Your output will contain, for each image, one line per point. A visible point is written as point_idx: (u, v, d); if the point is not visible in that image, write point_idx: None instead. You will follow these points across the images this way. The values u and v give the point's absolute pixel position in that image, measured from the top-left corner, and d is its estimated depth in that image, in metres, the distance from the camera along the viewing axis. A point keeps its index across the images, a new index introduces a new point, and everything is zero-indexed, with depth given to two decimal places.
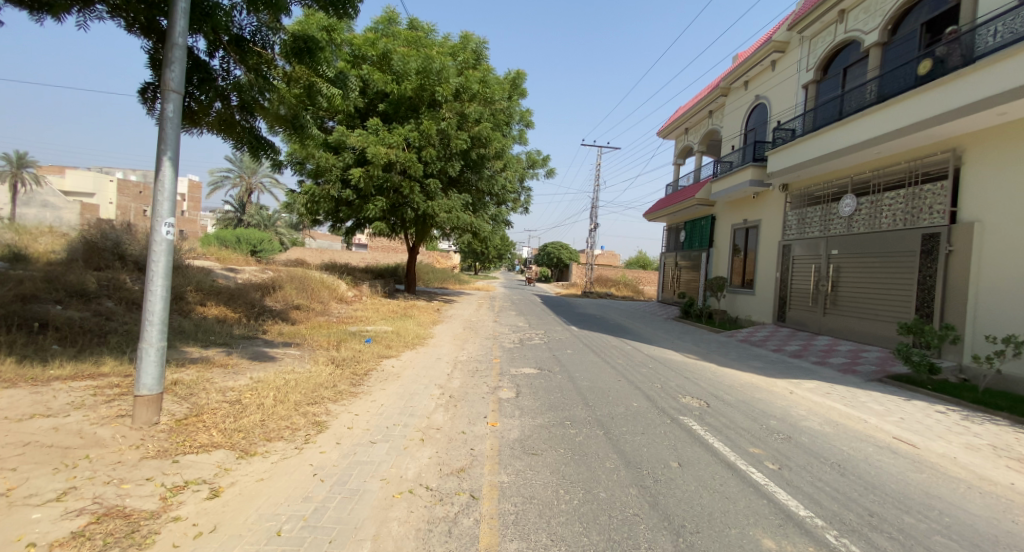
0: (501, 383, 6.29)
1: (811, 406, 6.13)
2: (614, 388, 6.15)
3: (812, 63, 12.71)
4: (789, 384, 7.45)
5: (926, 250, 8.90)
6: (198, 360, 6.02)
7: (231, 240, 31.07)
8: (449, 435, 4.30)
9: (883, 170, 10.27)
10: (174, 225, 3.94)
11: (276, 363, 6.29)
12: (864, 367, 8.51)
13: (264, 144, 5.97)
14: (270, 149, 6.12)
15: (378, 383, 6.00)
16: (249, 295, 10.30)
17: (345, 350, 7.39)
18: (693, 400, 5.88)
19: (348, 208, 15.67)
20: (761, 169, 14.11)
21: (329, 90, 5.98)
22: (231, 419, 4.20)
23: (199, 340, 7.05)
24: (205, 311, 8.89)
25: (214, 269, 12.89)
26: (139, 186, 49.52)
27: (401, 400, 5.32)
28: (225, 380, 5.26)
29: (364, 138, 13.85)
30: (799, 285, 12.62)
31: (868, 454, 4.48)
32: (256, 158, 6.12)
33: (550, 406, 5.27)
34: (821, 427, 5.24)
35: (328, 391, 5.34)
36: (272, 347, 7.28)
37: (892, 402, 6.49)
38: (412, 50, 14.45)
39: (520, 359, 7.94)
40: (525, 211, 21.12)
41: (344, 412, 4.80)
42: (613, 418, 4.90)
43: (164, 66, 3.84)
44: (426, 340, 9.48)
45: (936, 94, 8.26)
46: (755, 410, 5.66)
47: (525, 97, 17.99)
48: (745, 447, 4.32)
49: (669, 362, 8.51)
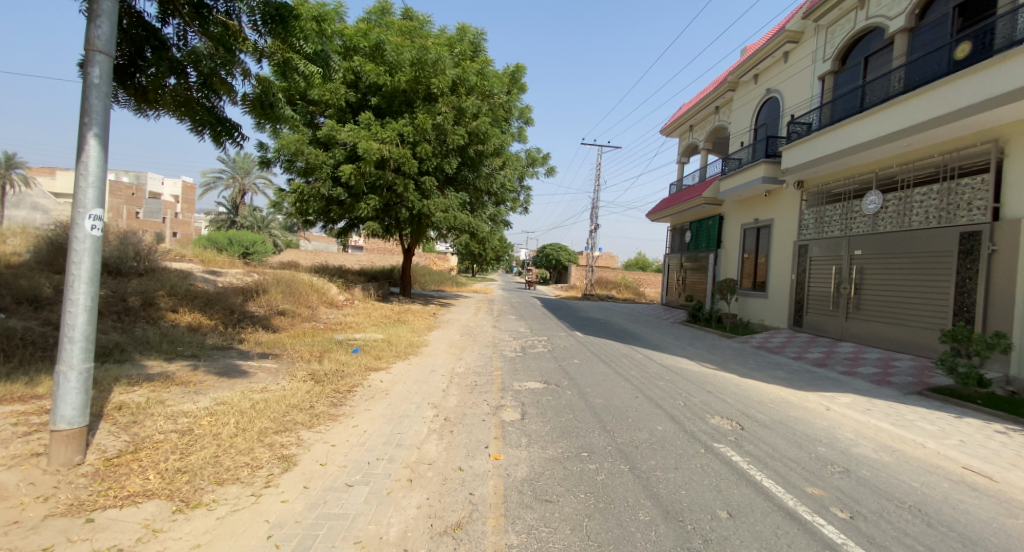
0: (504, 401, 5.51)
1: (857, 427, 5.38)
2: (633, 408, 5.37)
3: (830, 53, 12.06)
4: (822, 398, 6.71)
5: (965, 250, 8.22)
6: (156, 377, 5.24)
7: (223, 241, 30.28)
8: (444, 473, 3.54)
9: (912, 165, 9.57)
10: (101, 219, 3.15)
11: (246, 379, 5.49)
12: (899, 379, 7.80)
13: (229, 127, 5.12)
14: (238, 133, 5.31)
15: (363, 403, 5.22)
16: (229, 300, 9.47)
17: (328, 362, 6.59)
18: (724, 422, 5.12)
19: (339, 208, 14.85)
20: (773, 165, 13.43)
21: (306, 67, 5.24)
22: (175, 457, 3.40)
23: (163, 352, 6.24)
24: (177, 318, 8.08)
25: (195, 272, 12.08)
26: (131, 188, 48.61)
27: (387, 425, 4.53)
28: (181, 403, 4.48)
29: (355, 132, 13.12)
30: (817, 288, 11.92)
31: (945, 493, 3.72)
32: (221, 143, 5.31)
33: (562, 431, 4.51)
34: (876, 455, 4.49)
35: (302, 414, 4.57)
36: (246, 359, 6.48)
37: (944, 421, 5.76)
38: (406, 40, 13.71)
39: (523, 371, 7.15)
40: (524, 211, 20.34)
41: (318, 443, 4.02)
42: (638, 448, 4.14)
43: (87, 20, 3.09)
44: (420, 349, 8.67)
45: (973, 81, 7.60)
46: (796, 434, 4.92)
47: (525, 91, 17.23)
48: (802, 487, 3.56)
49: (687, 373, 7.76)
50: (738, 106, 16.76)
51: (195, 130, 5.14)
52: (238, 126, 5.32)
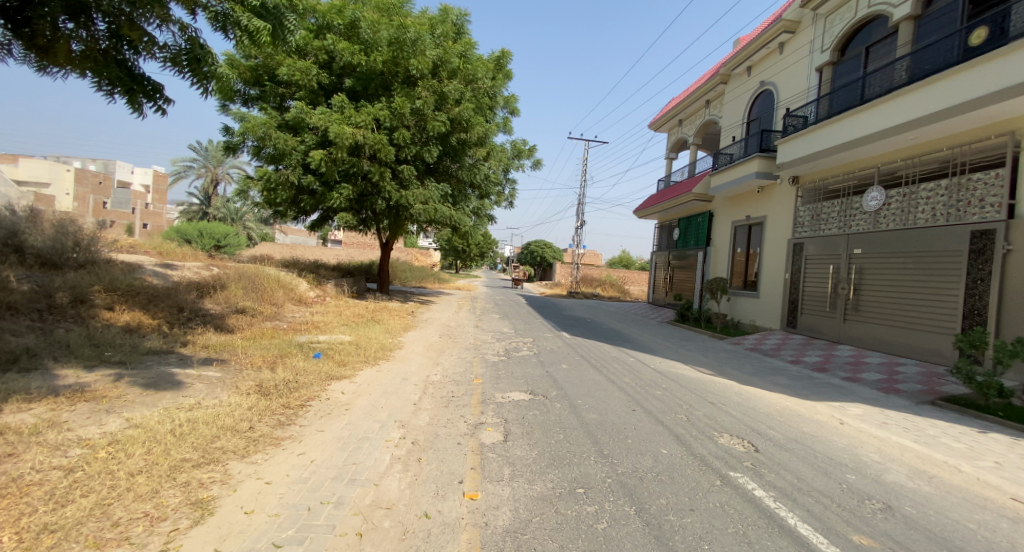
0: (484, 418, 4.76)
1: (880, 446, 4.80)
2: (631, 425, 4.71)
3: (829, 42, 11.62)
4: (832, 409, 6.14)
5: (976, 249, 7.82)
6: (63, 390, 4.30)
7: (192, 233, 28.87)
8: (405, 524, 2.78)
9: (918, 159, 9.14)
10: None
11: (177, 392, 4.60)
12: (906, 386, 7.32)
13: (149, 83, 4.41)
14: (159, 95, 4.57)
15: (317, 422, 4.42)
16: (181, 296, 8.47)
17: (282, 370, 5.75)
18: (736, 442, 4.47)
19: (311, 197, 13.84)
20: (768, 160, 12.93)
21: (248, 20, 4.49)
22: (45, 510, 2.54)
23: (84, 357, 5.30)
24: (114, 316, 7.11)
25: (146, 265, 10.96)
26: (97, 176, 45.97)
27: (340, 453, 3.74)
28: (83, 426, 3.59)
29: (326, 116, 12.17)
30: (812, 288, 11.50)
31: (1010, 536, 3.09)
32: (137, 107, 4.53)
33: (552, 457, 3.81)
34: (913, 484, 3.89)
35: (236, 439, 3.75)
36: (184, 367, 5.56)
37: (969, 437, 5.24)
38: (383, 17, 12.83)
39: (507, 380, 6.40)
40: (508, 205, 19.53)
41: (248, 479, 3.20)
42: (644, 481, 3.44)
43: None
44: (392, 354, 7.85)
45: (987, 69, 7.13)
46: (818, 457, 4.31)
47: (510, 79, 16.29)
48: (845, 534, 2.91)
49: (685, 380, 7.13)
50: (729, 99, 16.31)
51: (105, 90, 4.39)
52: (159, 89, 4.63)
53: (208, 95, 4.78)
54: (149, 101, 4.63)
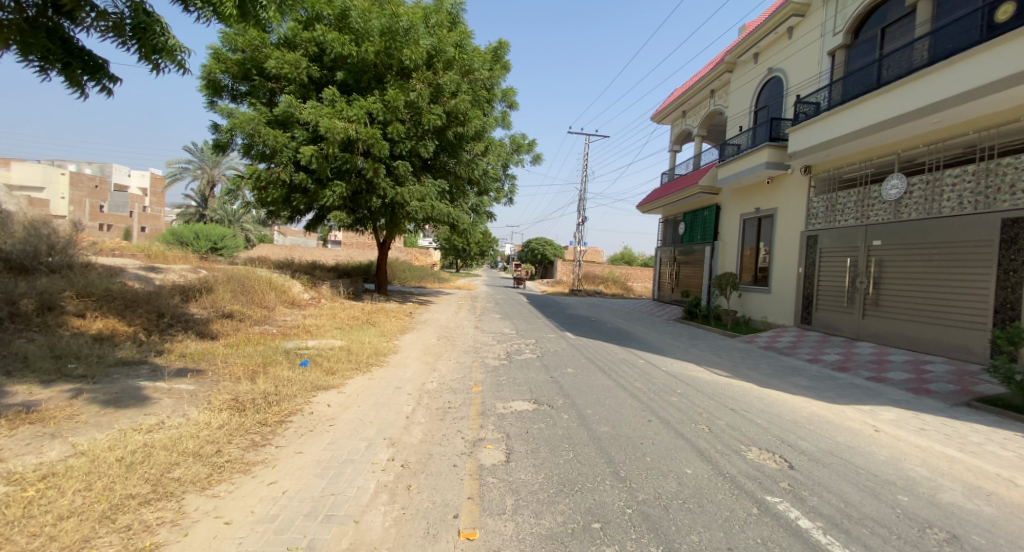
0: (483, 433, 4.27)
1: (926, 458, 4.29)
2: (648, 439, 4.21)
3: (841, 25, 11.11)
4: (862, 414, 5.65)
5: (1008, 238, 7.34)
6: (6, 410, 3.81)
7: (188, 235, 28.45)
8: None
9: (941, 145, 8.63)
10: None
11: (139, 411, 4.11)
12: (937, 386, 6.82)
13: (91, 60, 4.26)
14: (101, 72, 4.41)
15: (296, 441, 3.93)
16: (161, 300, 7.98)
17: (264, 381, 5.28)
18: (766, 458, 3.97)
19: (304, 196, 13.35)
20: (778, 149, 12.41)
21: None
22: None
23: (41, 370, 4.81)
24: (85, 324, 6.62)
25: (129, 267, 10.47)
26: (95, 180, 45.43)
27: (319, 481, 3.25)
28: (17, 456, 3.10)
29: (317, 109, 11.68)
30: (827, 283, 11.00)
31: None
32: (79, 84, 4.34)
33: (561, 482, 3.31)
34: (975, 505, 3.40)
35: (198, 466, 3.26)
36: (154, 380, 5.07)
37: (1019, 443, 4.74)
38: (375, 6, 12.50)
39: (508, 387, 5.92)
40: (508, 202, 19.04)
41: (206, 517, 2.71)
42: (668, 511, 2.95)
43: None
44: (387, 359, 7.36)
45: (1017, 46, 6.58)
46: (861, 473, 3.82)
47: (508, 70, 15.83)
48: None
49: (700, 383, 6.63)
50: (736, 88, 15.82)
51: (39, 66, 4.17)
52: (102, 66, 4.45)
53: (159, 71, 4.60)
54: (91, 79, 4.45)
